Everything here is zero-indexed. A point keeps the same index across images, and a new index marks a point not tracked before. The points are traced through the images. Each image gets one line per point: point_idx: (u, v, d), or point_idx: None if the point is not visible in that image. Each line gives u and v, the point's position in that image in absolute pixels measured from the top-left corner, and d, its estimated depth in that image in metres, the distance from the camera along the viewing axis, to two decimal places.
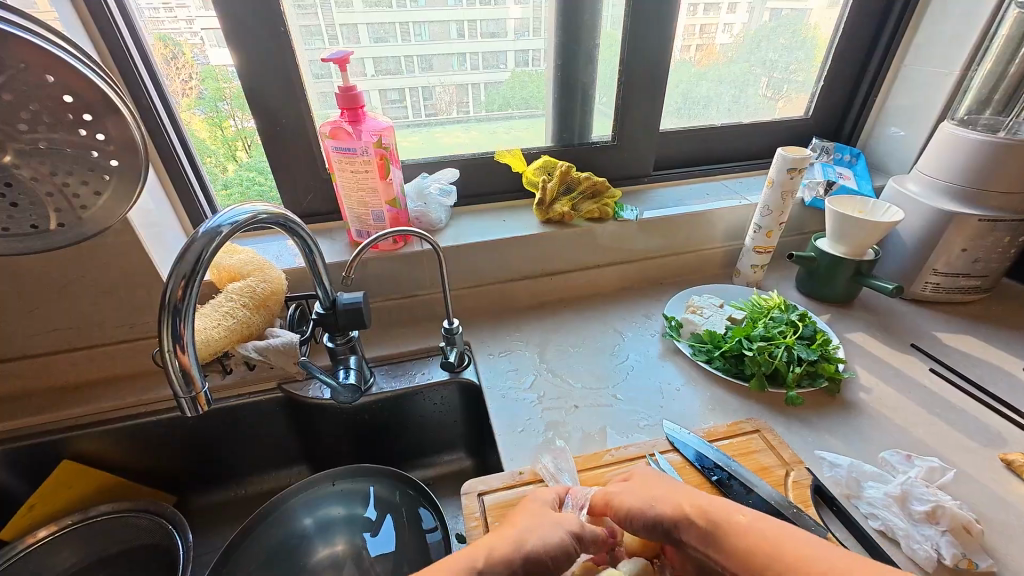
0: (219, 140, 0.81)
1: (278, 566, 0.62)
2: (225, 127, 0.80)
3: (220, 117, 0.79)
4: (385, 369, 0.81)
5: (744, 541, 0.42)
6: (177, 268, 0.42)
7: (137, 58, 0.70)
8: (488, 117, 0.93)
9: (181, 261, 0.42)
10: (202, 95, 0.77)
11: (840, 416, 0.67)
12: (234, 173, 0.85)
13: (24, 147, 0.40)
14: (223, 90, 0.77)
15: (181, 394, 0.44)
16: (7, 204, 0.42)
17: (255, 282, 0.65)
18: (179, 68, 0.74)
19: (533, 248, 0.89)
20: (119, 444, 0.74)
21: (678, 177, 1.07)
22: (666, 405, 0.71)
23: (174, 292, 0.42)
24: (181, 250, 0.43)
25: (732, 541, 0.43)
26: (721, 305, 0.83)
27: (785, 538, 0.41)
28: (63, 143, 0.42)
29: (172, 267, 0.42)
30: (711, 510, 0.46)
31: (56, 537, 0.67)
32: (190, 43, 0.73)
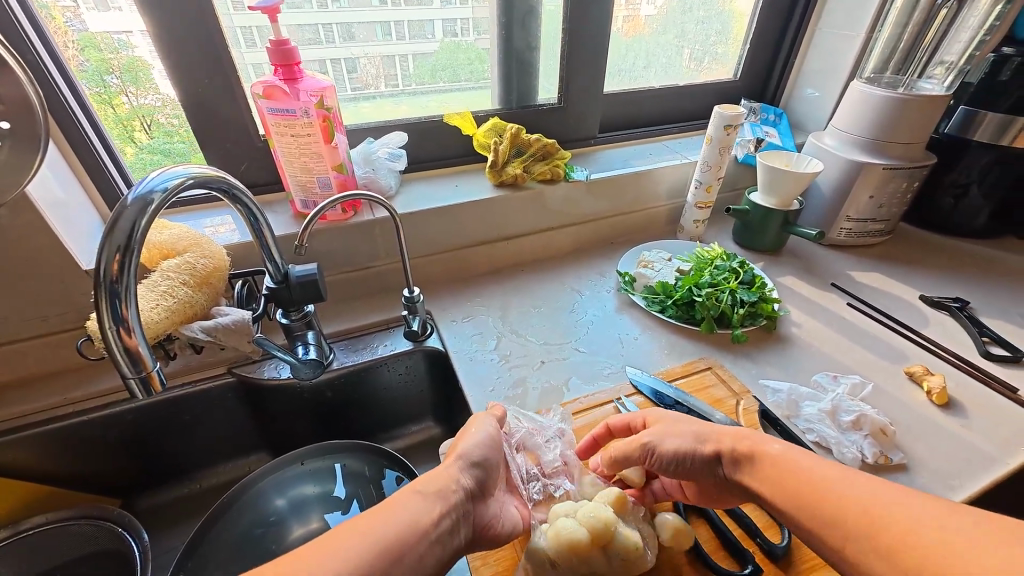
0: (109, 120, 0.71)
1: (250, 550, 0.59)
2: (117, 104, 0.70)
3: (109, 93, 0.69)
4: (345, 344, 0.78)
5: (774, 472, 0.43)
6: (110, 239, 0.37)
7: (25, 24, 0.59)
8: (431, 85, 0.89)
9: (112, 232, 0.37)
10: (86, 67, 0.66)
11: (778, 349, 0.74)
12: (135, 157, 0.75)
13: None
14: (109, 61, 0.67)
15: (131, 378, 0.40)
16: None
17: (193, 258, 0.59)
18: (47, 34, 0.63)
19: (488, 213, 0.88)
20: (46, 452, 0.66)
21: (623, 139, 1.10)
22: (627, 354, 0.74)
23: (108, 267, 0.37)
24: (110, 219, 0.38)
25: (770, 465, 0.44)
26: (669, 258, 0.88)
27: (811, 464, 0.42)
28: None
29: (103, 239, 0.37)
30: (746, 442, 0.47)
31: None
32: (58, 5, 0.62)
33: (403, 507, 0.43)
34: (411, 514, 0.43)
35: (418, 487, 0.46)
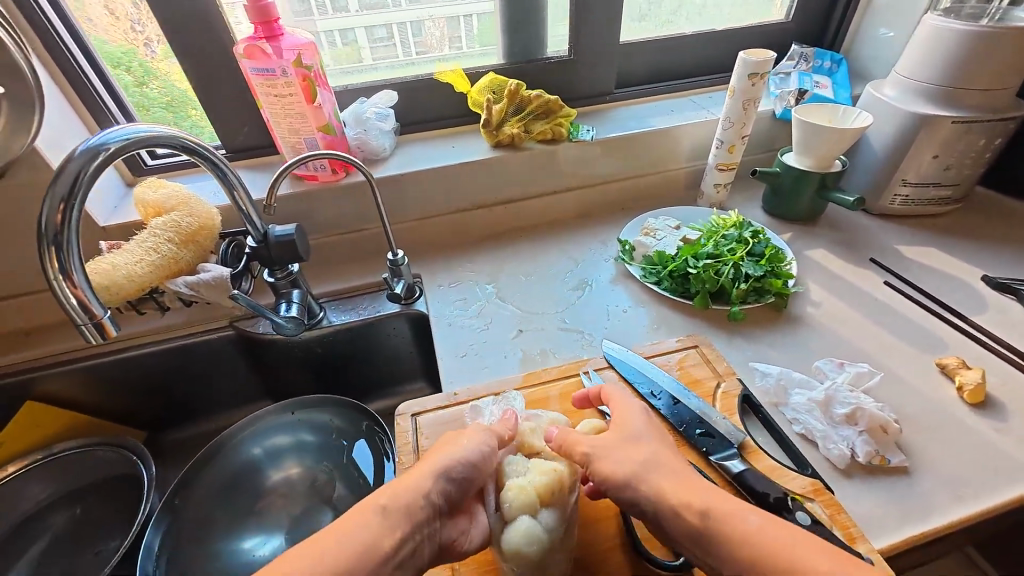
0: (174, 96, 0.78)
1: (233, 493, 0.65)
2: (179, 82, 0.77)
3: (172, 71, 0.75)
4: (336, 304, 0.81)
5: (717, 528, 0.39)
6: (52, 191, 0.41)
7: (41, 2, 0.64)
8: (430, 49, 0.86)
9: (54, 184, 0.41)
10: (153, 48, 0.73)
11: (785, 330, 0.67)
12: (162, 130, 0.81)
13: None
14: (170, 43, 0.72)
15: (82, 324, 0.44)
16: None
17: (179, 216, 0.63)
18: (120, 19, 0.70)
19: (484, 175, 0.85)
20: (82, 384, 0.75)
21: (645, 94, 1.00)
22: (611, 328, 0.70)
23: (51, 218, 0.40)
24: (55, 173, 0.41)
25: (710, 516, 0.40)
26: (677, 227, 0.80)
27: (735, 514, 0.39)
28: None
29: (46, 192, 0.41)
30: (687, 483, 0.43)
31: (28, 471, 0.70)
32: None
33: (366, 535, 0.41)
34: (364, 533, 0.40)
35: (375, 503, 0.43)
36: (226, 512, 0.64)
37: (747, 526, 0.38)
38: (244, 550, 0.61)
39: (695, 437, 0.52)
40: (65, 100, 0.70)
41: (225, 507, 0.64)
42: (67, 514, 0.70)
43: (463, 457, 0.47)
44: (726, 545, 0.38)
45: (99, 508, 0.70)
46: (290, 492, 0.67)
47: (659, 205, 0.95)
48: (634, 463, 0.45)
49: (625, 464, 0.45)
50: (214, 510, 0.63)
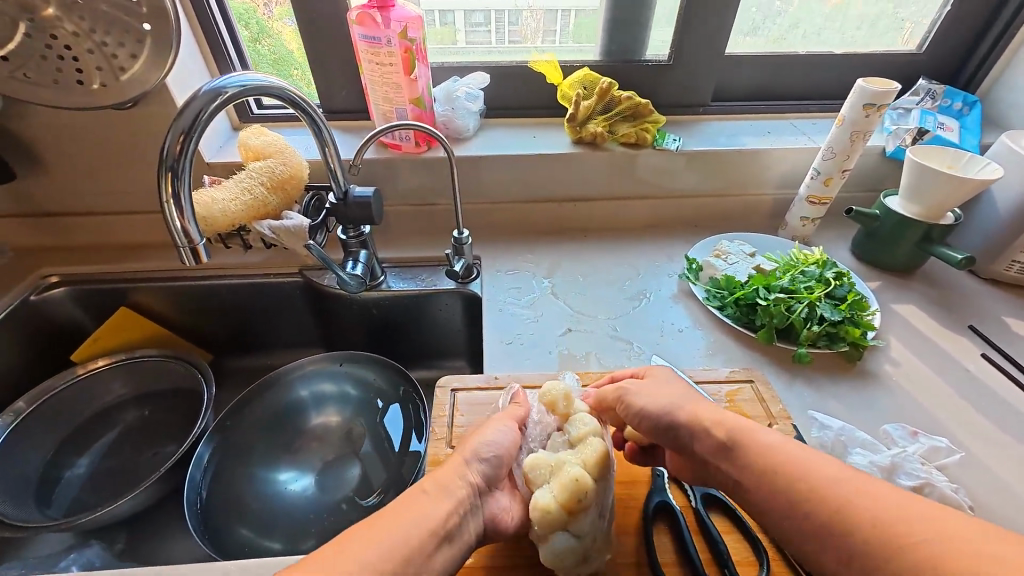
0: (296, 54, 0.84)
1: (276, 428, 0.70)
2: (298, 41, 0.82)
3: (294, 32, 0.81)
4: (397, 271, 0.84)
5: (759, 462, 0.39)
6: (177, 122, 0.45)
7: None
8: (529, 39, 0.86)
9: (179, 118, 0.45)
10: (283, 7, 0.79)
11: (854, 384, 0.62)
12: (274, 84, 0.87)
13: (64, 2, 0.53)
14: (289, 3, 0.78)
15: (181, 247, 0.47)
16: (71, 60, 0.56)
17: (274, 163, 0.68)
18: None
19: (559, 169, 0.85)
20: (168, 301, 0.83)
21: (742, 111, 0.95)
22: (663, 344, 0.68)
23: (171, 146, 0.45)
24: (182, 105, 0.46)
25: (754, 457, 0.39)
26: (752, 253, 0.76)
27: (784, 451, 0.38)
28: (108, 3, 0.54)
29: (171, 123, 0.45)
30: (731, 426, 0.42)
31: (110, 368, 0.77)
32: None
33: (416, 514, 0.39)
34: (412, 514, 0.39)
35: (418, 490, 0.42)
36: (268, 443, 0.68)
37: (767, 441, 0.39)
38: (279, 482, 0.65)
39: None
40: (196, 47, 0.77)
41: (266, 439, 0.68)
42: (135, 413, 0.77)
43: (495, 439, 0.48)
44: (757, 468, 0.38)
45: (162, 414, 0.77)
46: (326, 438, 0.71)
47: (735, 228, 0.90)
48: (664, 399, 0.48)
49: (657, 400, 0.49)
50: (256, 440, 0.68)
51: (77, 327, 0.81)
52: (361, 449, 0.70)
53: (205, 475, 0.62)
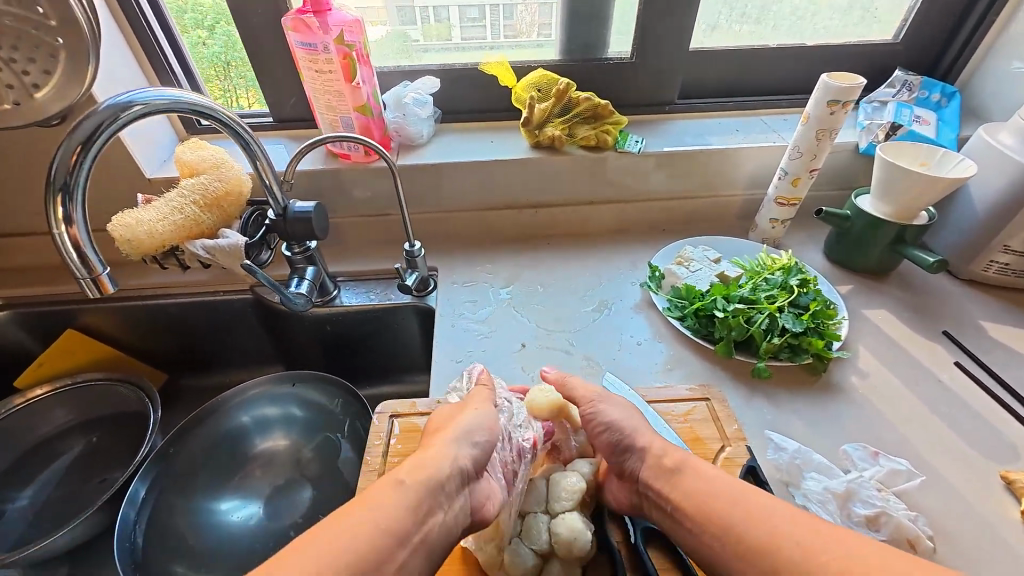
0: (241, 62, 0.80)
1: (217, 456, 0.67)
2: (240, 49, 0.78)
3: (234, 39, 0.78)
4: (351, 285, 0.81)
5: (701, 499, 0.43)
6: (73, 135, 0.43)
7: None
8: (533, 35, 0.83)
9: (73, 131, 0.43)
10: (221, 14, 0.75)
11: (816, 399, 0.58)
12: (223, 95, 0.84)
13: None
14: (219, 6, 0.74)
15: (81, 277, 0.44)
16: None
17: (209, 180, 0.65)
18: None
19: (516, 175, 0.82)
20: (114, 321, 0.81)
21: (711, 108, 0.91)
22: (619, 359, 0.65)
23: (67, 159, 0.42)
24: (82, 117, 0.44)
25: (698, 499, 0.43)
26: (716, 259, 0.73)
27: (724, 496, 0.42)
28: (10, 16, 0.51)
29: (65, 137, 0.43)
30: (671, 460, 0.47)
31: (51, 395, 0.74)
32: None
33: (360, 527, 0.36)
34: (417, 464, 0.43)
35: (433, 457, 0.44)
36: (209, 472, 0.65)
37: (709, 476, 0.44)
38: (221, 513, 0.63)
39: None
40: (134, 61, 0.74)
41: (207, 468, 0.66)
42: (81, 441, 0.75)
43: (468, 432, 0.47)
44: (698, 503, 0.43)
45: (109, 440, 0.75)
46: (272, 464, 0.68)
47: (703, 231, 0.87)
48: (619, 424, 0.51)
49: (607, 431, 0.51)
50: (196, 470, 0.65)
51: (22, 350, 0.79)
52: (309, 474, 0.68)
53: (141, 513, 0.59)
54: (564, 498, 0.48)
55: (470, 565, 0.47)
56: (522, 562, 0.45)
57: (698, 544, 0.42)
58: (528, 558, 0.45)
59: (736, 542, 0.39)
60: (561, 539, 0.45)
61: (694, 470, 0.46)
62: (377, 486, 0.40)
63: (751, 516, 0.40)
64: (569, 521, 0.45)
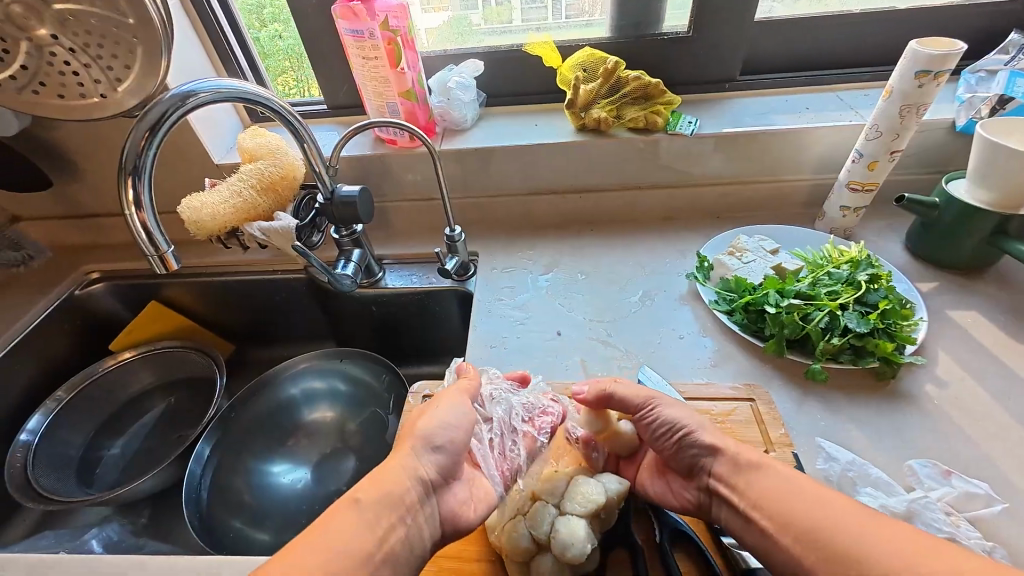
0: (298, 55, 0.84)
1: (271, 423, 0.72)
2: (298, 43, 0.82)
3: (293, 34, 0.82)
4: (395, 267, 0.84)
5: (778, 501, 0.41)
6: (142, 121, 0.47)
7: None
8: (596, 15, 0.79)
9: (143, 118, 0.47)
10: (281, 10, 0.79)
11: (881, 407, 0.53)
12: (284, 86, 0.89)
13: (59, 18, 0.55)
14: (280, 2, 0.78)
15: (149, 254, 0.48)
16: (73, 73, 0.59)
17: (265, 165, 0.69)
18: None
19: (560, 159, 0.80)
20: (189, 295, 0.89)
21: (778, 84, 0.83)
22: (658, 352, 0.62)
23: (137, 142, 0.47)
24: (150, 106, 0.48)
25: (769, 499, 0.41)
26: (772, 250, 0.67)
27: (802, 499, 0.40)
28: (94, 16, 0.56)
29: (135, 123, 0.47)
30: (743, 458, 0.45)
31: (139, 359, 0.84)
32: None
33: (338, 527, 0.39)
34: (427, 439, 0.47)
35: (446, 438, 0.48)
36: (264, 438, 0.71)
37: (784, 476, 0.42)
38: (273, 475, 0.68)
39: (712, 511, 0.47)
40: (206, 58, 0.80)
41: (262, 433, 0.71)
42: (162, 401, 0.84)
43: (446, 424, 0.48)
44: (772, 504, 0.41)
45: (182, 402, 0.83)
46: (319, 434, 0.73)
47: (762, 219, 0.80)
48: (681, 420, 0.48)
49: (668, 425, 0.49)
50: (252, 435, 0.71)
51: (115, 318, 0.89)
52: (351, 445, 0.72)
53: (205, 470, 0.65)
54: (579, 502, 0.47)
55: (485, 550, 0.48)
56: (517, 540, 0.46)
57: (770, 548, 0.40)
58: (525, 537, 0.46)
59: (821, 549, 0.37)
60: (561, 536, 0.44)
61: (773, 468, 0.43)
62: (389, 466, 0.44)
63: (835, 528, 0.37)
64: (573, 524, 0.45)
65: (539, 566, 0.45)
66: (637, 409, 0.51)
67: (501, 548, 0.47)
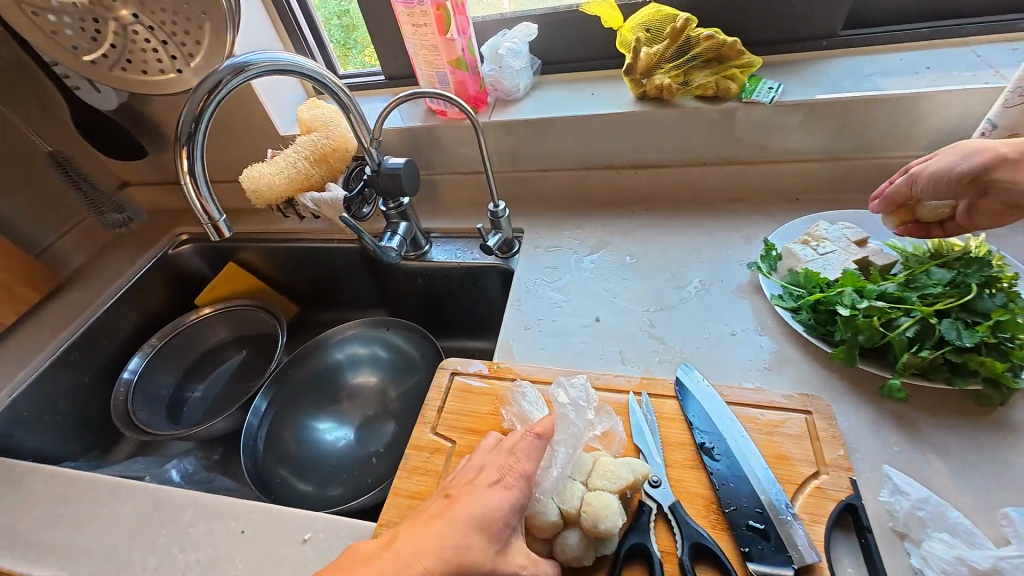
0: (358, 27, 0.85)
1: (318, 384, 0.77)
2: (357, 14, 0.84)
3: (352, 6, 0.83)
4: (442, 241, 0.84)
5: None
6: (199, 87, 0.50)
7: None
8: None
9: (197, 89, 0.50)
10: None
11: (976, 438, 0.44)
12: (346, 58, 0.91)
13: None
14: None
15: (203, 221, 0.52)
16: (153, 50, 0.64)
17: (318, 137, 0.71)
18: None
19: (615, 131, 0.74)
20: (260, 258, 0.97)
21: (891, 39, 0.69)
22: (704, 348, 0.57)
23: (195, 106, 0.50)
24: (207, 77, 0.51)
25: None
26: (858, 240, 0.57)
27: None
28: None
29: (190, 94, 0.50)
30: None
31: (216, 314, 0.93)
32: None
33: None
34: (483, 509, 0.38)
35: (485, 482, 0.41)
36: (311, 397, 0.76)
37: None
38: (318, 432, 0.73)
39: (739, 528, 0.40)
40: (275, 34, 0.84)
41: (311, 392, 0.76)
42: (235, 353, 0.93)
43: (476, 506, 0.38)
44: None
45: (251, 355, 0.92)
46: (361, 398, 0.77)
47: (853, 203, 0.69)
48: None
49: None
50: (302, 393, 0.76)
51: (201, 275, 0.99)
52: (390, 411, 0.75)
53: (261, 422, 0.72)
54: (608, 477, 0.42)
55: None
56: (546, 515, 0.41)
57: None
58: (554, 513, 0.41)
59: None
60: (593, 508, 0.40)
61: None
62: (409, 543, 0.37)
63: None
64: (605, 498, 0.41)
65: (567, 545, 0.40)
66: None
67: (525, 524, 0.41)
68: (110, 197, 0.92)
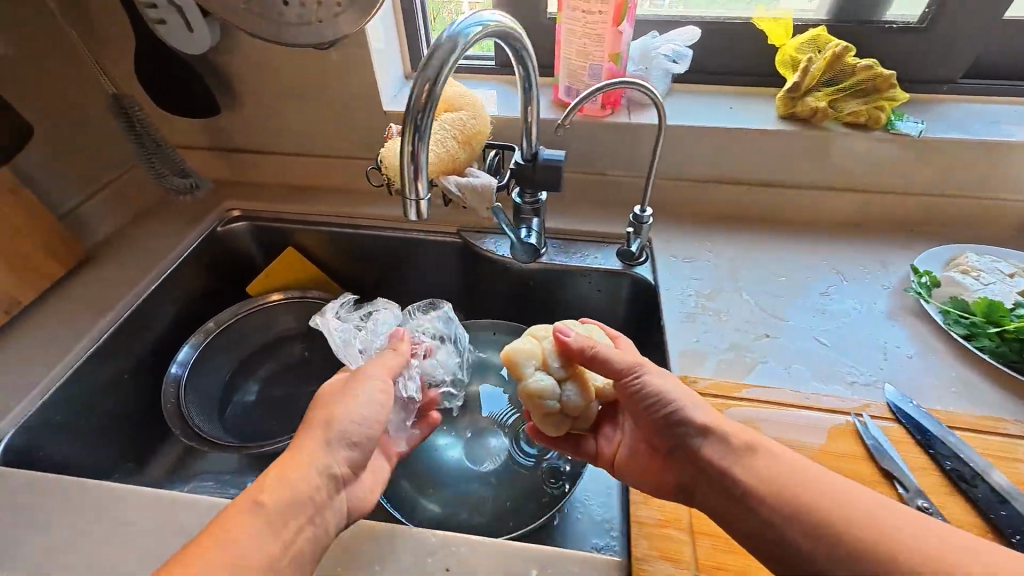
0: None
1: None
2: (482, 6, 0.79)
3: None
4: (558, 243, 0.78)
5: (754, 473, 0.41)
6: (425, 67, 0.41)
7: None
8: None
9: (429, 61, 0.41)
10: None
11: None
12: None
13: None
14: None
15: (410, 206, 0.44)
16: None
17: (466, 117, 0.64)
18: None
19: (757, 146, 0.73)
20: (327, 245, 0.85)
21: (1003, 92, 0.75)
22: (885, 370, 0.58)
23: (419, 95, 0.41)
24: (426, 54, 0.42)
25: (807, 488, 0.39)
26: (1011, 275, 0.61)
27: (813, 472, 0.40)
28: None
29: (419, 68, 0.41)
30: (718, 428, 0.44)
31: (280, 304, 0.80)
32: None
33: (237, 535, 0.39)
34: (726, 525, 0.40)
35: (373, 377, 0.51)
36: None
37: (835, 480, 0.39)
38: (438, 443, 0.68)
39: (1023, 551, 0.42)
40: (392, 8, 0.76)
41: None
42: (301, 351, 0.81)
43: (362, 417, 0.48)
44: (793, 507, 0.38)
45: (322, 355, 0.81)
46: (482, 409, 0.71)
47: (970, 238, 0.73)
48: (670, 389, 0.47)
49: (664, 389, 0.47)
50: None
51: (250, 260, 0.85)
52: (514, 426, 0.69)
53: None
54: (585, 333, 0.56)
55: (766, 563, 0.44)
56: (528, 356, 0.53)
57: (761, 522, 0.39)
58: (536, 349, 0.54)
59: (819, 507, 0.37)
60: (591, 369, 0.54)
61: (662, 378, 0.48)
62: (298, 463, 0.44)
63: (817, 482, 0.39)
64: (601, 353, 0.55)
65: (539, 379, 0.52)
66: (621, 374, 0.48)
67: (528, 393, 0.52)
68: (173, 158, 0.78)
